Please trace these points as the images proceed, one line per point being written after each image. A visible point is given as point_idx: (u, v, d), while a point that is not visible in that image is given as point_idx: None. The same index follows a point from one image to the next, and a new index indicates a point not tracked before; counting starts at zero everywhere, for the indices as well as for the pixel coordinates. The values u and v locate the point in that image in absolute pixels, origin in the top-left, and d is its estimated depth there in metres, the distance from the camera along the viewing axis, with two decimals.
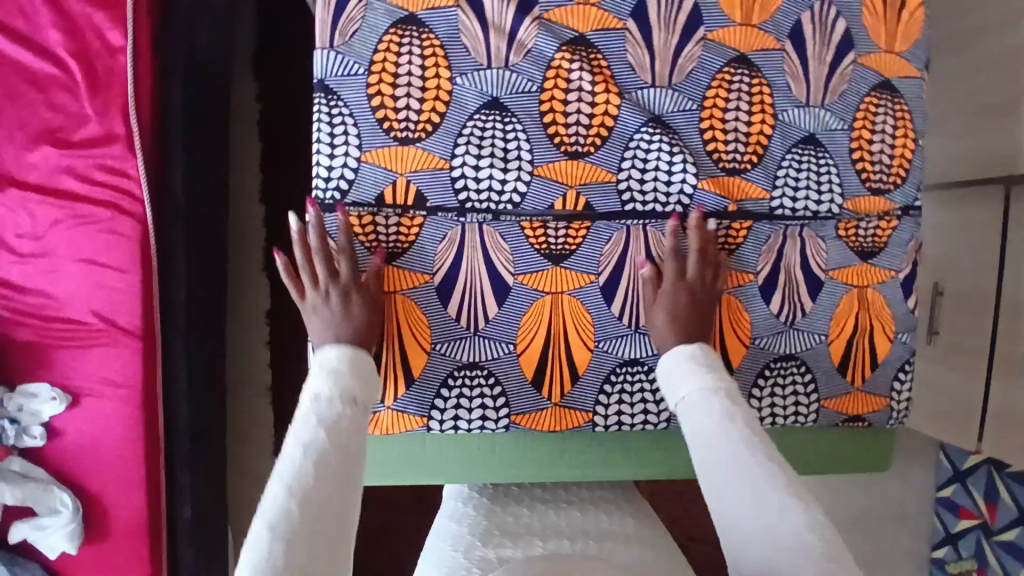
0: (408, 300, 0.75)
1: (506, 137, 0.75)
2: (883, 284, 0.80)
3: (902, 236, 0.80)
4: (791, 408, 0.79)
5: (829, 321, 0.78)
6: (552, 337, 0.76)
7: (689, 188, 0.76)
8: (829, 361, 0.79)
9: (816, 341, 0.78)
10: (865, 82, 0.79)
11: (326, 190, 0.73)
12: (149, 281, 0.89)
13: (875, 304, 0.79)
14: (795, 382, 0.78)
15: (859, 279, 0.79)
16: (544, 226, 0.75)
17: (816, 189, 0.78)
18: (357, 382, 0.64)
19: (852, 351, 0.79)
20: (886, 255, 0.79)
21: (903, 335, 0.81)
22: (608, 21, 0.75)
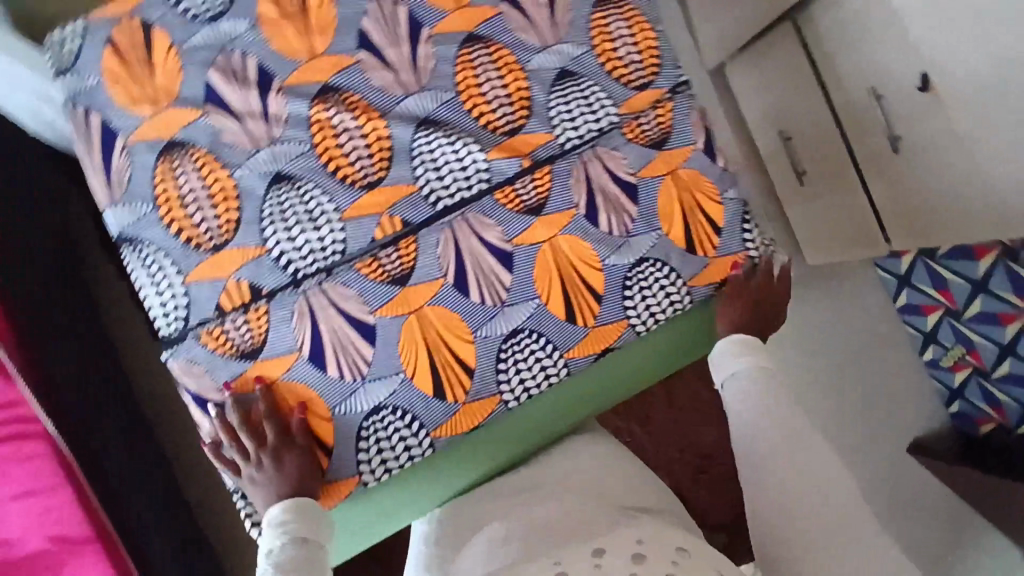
0: (288, 381, 0.79)
1: (303, 201, 0.79)
2: (690, 160, 0.88)
3: (680, 113, 0.88)
4: (664, 300, 0.87)
5: (658, 216, 0.87)
6: (434, 348, 0.80)
7: (482, 164, 0.82)
8: (677, 247, 0.88)
9: (656, 237, 0.87)
10: (586, 5, 0.86)
11: (170, 323, 0.79)
12: (81, 483, 0.94)
13: (692, 180, 0.88)
14: (656, 278, 0.87)
15: (666, 167, 0.88)
16: (377, 260, 0.79)
17: (589, 110, 0.85)
18: (306, 525, 0.72)
19: (691, 229, 0.88)
20: (676, 136, 0.88)
21: (728, 194, 0.90)
22: (342, 61, 0.80)
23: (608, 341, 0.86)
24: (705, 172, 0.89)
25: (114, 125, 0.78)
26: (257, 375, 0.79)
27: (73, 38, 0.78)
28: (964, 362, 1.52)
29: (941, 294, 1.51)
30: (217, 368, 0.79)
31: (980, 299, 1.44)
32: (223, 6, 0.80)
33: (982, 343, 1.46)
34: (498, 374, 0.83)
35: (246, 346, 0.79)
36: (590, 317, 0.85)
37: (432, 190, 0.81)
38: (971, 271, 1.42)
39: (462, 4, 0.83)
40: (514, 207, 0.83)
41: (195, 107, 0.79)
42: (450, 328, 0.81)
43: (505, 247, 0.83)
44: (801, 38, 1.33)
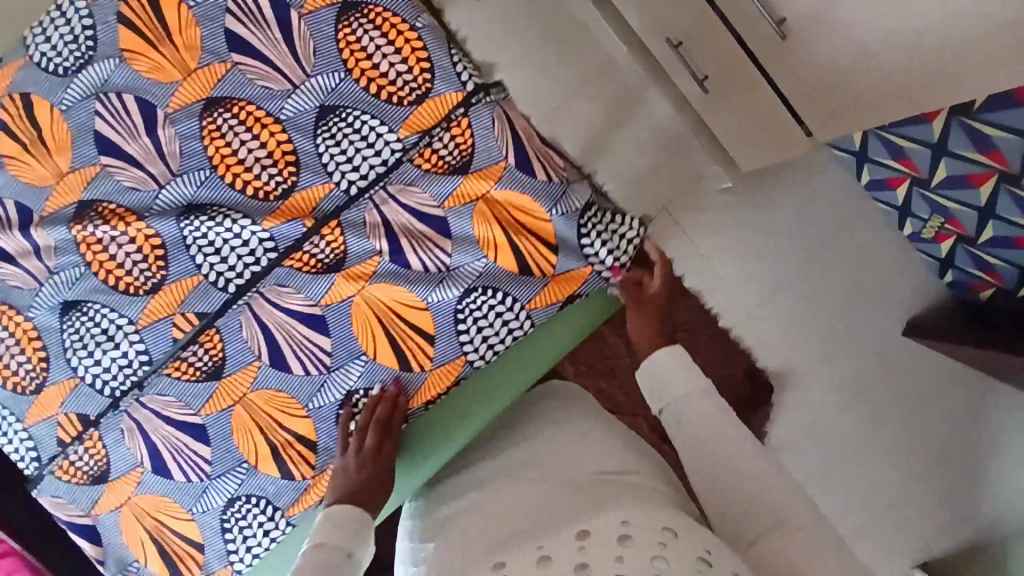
0: (144, 494, 0.80)
1: (96, 322, 0.78)
2: (504, 178, 0.79)
3: (479, 127, 0.79)
4: (502, 329, 0.81)
5: (477, 245, 0.79)
6: (268, 433, 0.78)
7: (261, 234, 0.76)
8: (508, 273, 0.80)
9: (481, 265, 0.80)
10: (326, 23, 0.76)
11: (26, 464, 0.81)
12: None
13: (510, 201, 0.80)
14: (490, 306, 0.80)
15: (477, 193, 0.79)
16: (185, 360, 0.78)
17: (364, 142, 0.78)
18: (343, 535, 0.62)
19: (520, 253, 0.80)
20: (479, 153, 0.79)
21: (557, 208, 0.80)
22: (88, 172, 0.77)
23: (449, 378, 0.81)
24: (520, 188, 0.80)
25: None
26: (114, 496, 0.80)
27: None
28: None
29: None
30: (79, 498, 0.81)
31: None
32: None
33: None
34: None
35: (94, 471, 0.80)
36: (426, 360, 0.80)
37: (218, 275, 0.77)
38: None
39: (192, 71, 0.76)
40: (311, 268, 0.77)
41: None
42: (281, 404, 0.78)
43: (313, 310, 0.78)
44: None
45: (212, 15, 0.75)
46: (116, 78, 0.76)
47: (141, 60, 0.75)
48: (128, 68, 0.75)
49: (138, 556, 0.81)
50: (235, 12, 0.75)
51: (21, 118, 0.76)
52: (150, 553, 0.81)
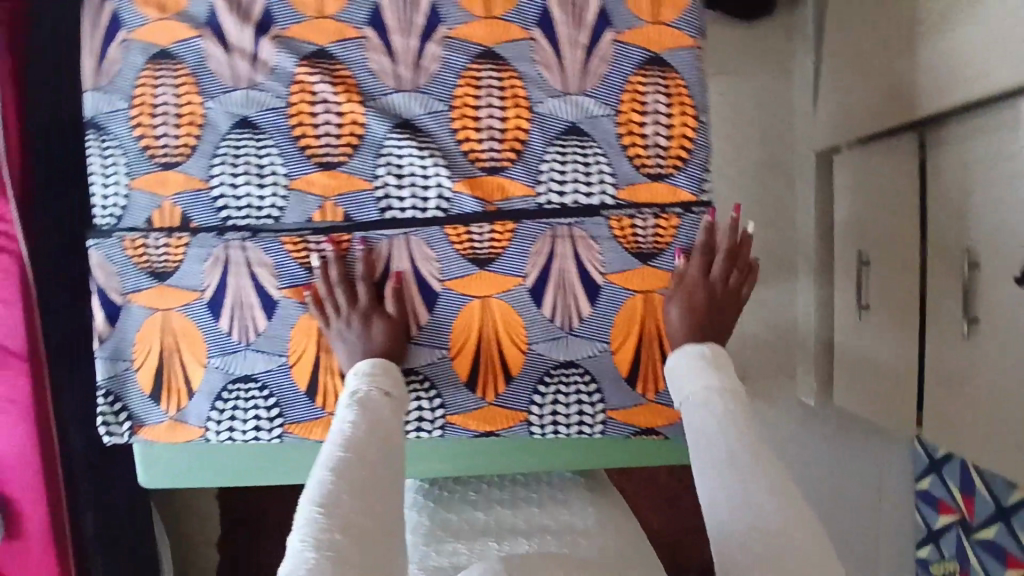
0: (182, 315, 0.78)
1: (259, 154, 0.76)
2: (671, 290, 0.76)
3: (685, 235, 0.76)
4: (574, 414, 0.79)
5: (610, 329, 0.78)
6: (322, 350, 0.78)
7: (446, 191, 0.75)
8: (616, 372, 0.79)
9: (598, 350, 0.78)
10: (629, 60, 0.75)
11: (106, 215, 0.79)
12: (31, 309, 0.93)
13: (661, 312, 0.77)
14: (576, 387, 0.79)
15: (641, 284, 0.76)
16: (304, 241, 0.76)
17: (585, 180, 0.75)
18: (382, 378, 0.70)
19: (638, 360, 0.78)
20: (668, 255, 0.76)
21: None
22: (346, 32, 0.75)
23: (495, 423, 0.80)
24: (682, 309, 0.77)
25: (124, 16, 0.77)
26: (155, 297, 0.79)
27: None
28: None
29: (964, 502, 1.27)
30: (127, 276, 0.79)
31: (997, 527, 1.18)
32: None
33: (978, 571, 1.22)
34: None
35: (159, 266, 0.78)
36: (491, 392, 0.79)
37: (385, 196, 0.76)
38: (1003, 494, 1.17)
39: (492, 14, 0.74)
40: (462, 250, 0.76)
41: (195, 26, 0.76)
42: (188, 342, 0.79)
43: (434, 284, 0.77)
44: (921, 158, 1.08)
45: None
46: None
47: None
48: None
49: (135, 358, 0.80)
50: None
51: None
52: (147, 365, 0.79)
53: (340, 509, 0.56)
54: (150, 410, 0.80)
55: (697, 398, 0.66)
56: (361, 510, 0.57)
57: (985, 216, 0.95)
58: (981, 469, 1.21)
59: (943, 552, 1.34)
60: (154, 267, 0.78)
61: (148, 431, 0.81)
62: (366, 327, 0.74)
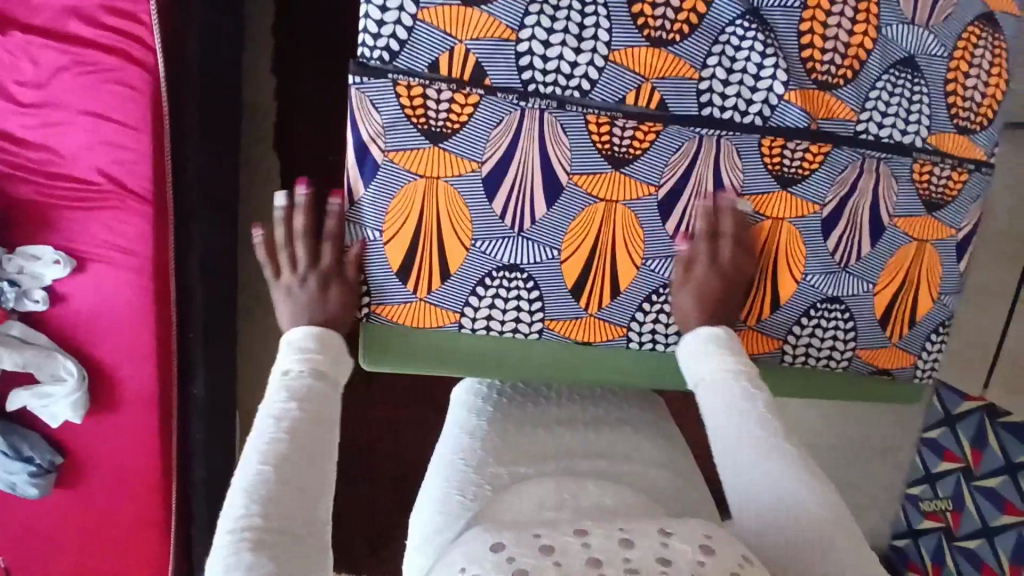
0: (450, 186, 0.69)
1: (583, 10, 0.67)
2: (941, 242, 0.78)
3: (968, 192, 0.77)
4: (825, 348, 0.79)
5: (881, 270, 0.78)
6: (598, 250, 0.73)
7: (774, 98, 0.70)
8: (873, 314, 0.79)
9: (864, 289, 0.78)
10: (970, 10, 0.73)
11: (374, 50, 0.66)
12: (161, 140, 0.86)
13: (928, 261, 0.79)
14: (835, 325, 0.79)
15: (920, 231, 0.77)
16: (611, 124, 0.69)
17: (905, 119, 0.73)
18: (325, 355, 0.66)
19: (895, 304, 0.79)
20: (951, 210, 0.77)
21: (946, 297, 0.81)
22: None
23: (754, 349, 0.78)
24: (943, 260, 0.79)
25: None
26: (427, 160, 0.68)
27: None
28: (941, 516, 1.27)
29: (972, 454, 1.17)
30: (394, 130, 0.66)
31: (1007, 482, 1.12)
32: None
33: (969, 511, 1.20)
34: (635, 311, 0.76)
35: (435, 127, 0.67)
36: (755, 317, 0.77)
37: (709, 90, 0.70)
38: (1015, 451, 1.09)
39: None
40: (770, 166, 0.72)
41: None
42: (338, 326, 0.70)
43: (731, 198, 0.73)
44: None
45: None
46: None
47: None
48: None
49: (383, 227, 0.69)
50: None
51: None
52: (399, 236, 0.70)
53: (273, 504, 0.53)
54: (390, 288, 0.72)
55: (715, 378, 0.67)
56: (289, 496, 0.54)
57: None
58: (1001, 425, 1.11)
59: (936, 491, 1.27)
60: (428, 126, 0.67)
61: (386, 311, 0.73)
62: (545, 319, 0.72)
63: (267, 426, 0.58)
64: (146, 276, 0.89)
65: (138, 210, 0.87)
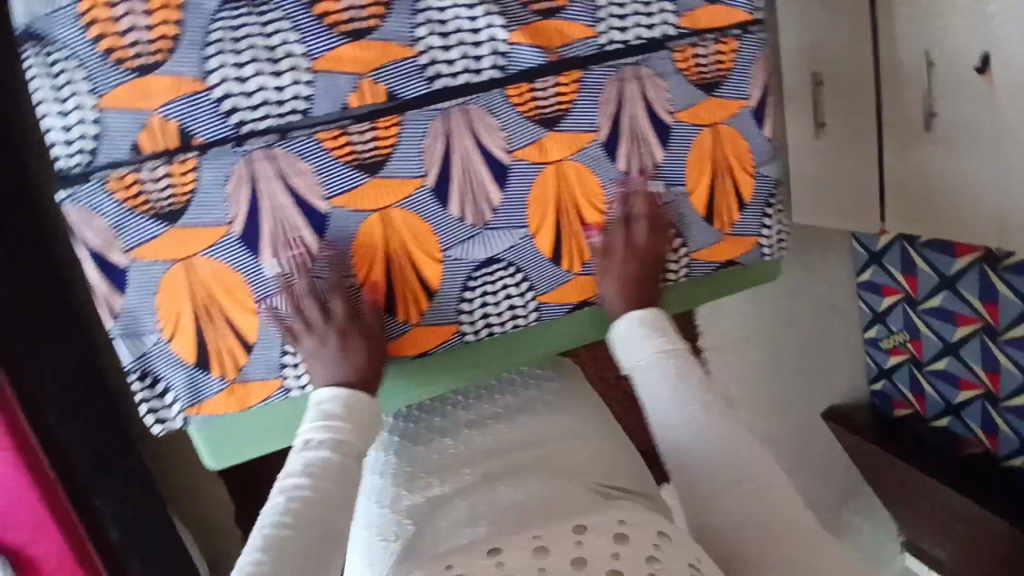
0: (209, 259, 0.66)
1: (265, 31, 0.62)
2: (736, 116, 0.75)
3: (743, 58, 0.74)
4: (659, 266, 0.78)
5: (684, 170, 0.75)
6: (393, 261, 0.70)
7: (502, 45, 0.66)
8: (695, 215, 0.77)
9: (674, 195, 0.76)
10: None
11: (73, 156, 0.62)
12: None
13: (730, 144, 0.76)
14: (660, 239, 0.77)
15: (709, 118, 0.74)
16: (345, 134, 0.64)
17: (645, 11, 0.69)
18: (353, 426, 0.66)
19: (714, 199, 0.77)
20: (731, 83, 0.74)
21: (763, 170, 0.78)
22: None
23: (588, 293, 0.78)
24: (744, 134, 0.76)
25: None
26: (173, 243, 0.65)
27: None
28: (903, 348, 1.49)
29: (908, 280, 1.42)
30: (126, 228, 0.64)
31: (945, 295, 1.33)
32: None
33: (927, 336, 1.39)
34: (460, 301, 0.74)
35: (166, 207, 0.64)
36: (578, 263, 0.76)
37: (432, 62, 0.65)
38: (945, 265, 1.31)
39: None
40: (528, 114, 0.68)
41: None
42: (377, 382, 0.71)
43: (504, 159, 0.69)
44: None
45: None
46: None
47: None
48: None
49: (162, 327, 0.68)
50: None
51: None
52: (181, 331, 0.68)
53: None
54: (200, 382, 0.70)
55: (651, 362, 0.71)
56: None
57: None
58: (922, 247, 1.35)
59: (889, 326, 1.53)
60: (155, 206, 0.63)
61: (200, 408, 0.71)
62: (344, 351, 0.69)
63: (278, 500, 0.60)
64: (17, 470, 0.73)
65: None
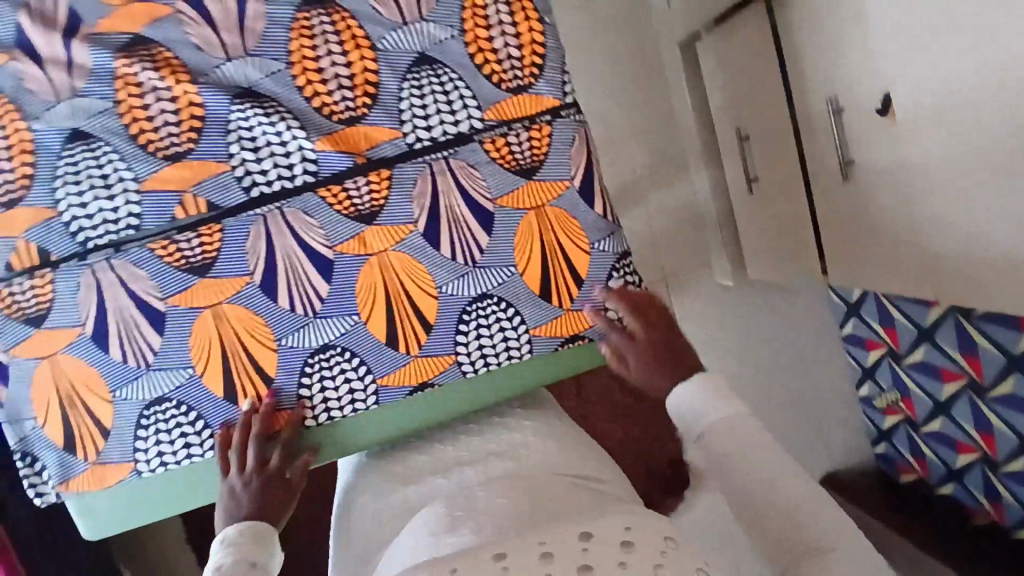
0: (73, 357, 0.73)
1: (100, 164, 0.70)
2: (561, 198, 0.77)
3: (559, 140, 0.76)
4: (501, 346, 0.78)
5: (512, 249, 0.76)
6: (228, 349, 0.74)
7: (310, 152, 0.72)
8: (530, 292, 0.78)
9: (506, 275, 0.77)
10: None
11: None
12: None
13: (557, 222, 0.77)
14: (497, 318, 0.77)
15: (531, 201, 0.76)
16: (174, 243, 0.71)
17: (448, 108, 0.73)
18: (247, 546, 0.66)
19: (548, 274, 0.78)
20: (549, 166, 0.76)
21: (600, 244, 0.78)
22: (157, 10, 0.69)
23: (426, 375, 0.78)
24: (573, 212, 0.77)
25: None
26: (42, 343, 0.73)
27: None
28: (897, 408, 1.39)
29: (889, 334, 1.32)
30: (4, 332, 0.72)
31: (925, 349, 1.23)
32: None
33: (917, 394, 1.29)
34: (298, 387, 0.76)
35: (31, 312, 0.72)
36: (414, 345, 0.77)
37: (247, 173, 0.72)
38: (920, 316, 1.21)
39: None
40: (344, 210, 0.73)
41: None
42: (272, 516, 0.71)
43: (326, 253, 0.74)
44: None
45: None
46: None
47: None
48: None
49: (37, 414, 0.74)
50: None
51: None
52: (52, 418, 0.74)
53: None
54: (69, 462, 0.76)
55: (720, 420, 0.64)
56: None
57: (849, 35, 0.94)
58: (894, 300, 1.26)
59: (884, 385, 1.42)
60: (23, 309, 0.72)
61: (72, 486, 0.77)
62: (256, 496, 0.72)
63: None
64: None
65: None
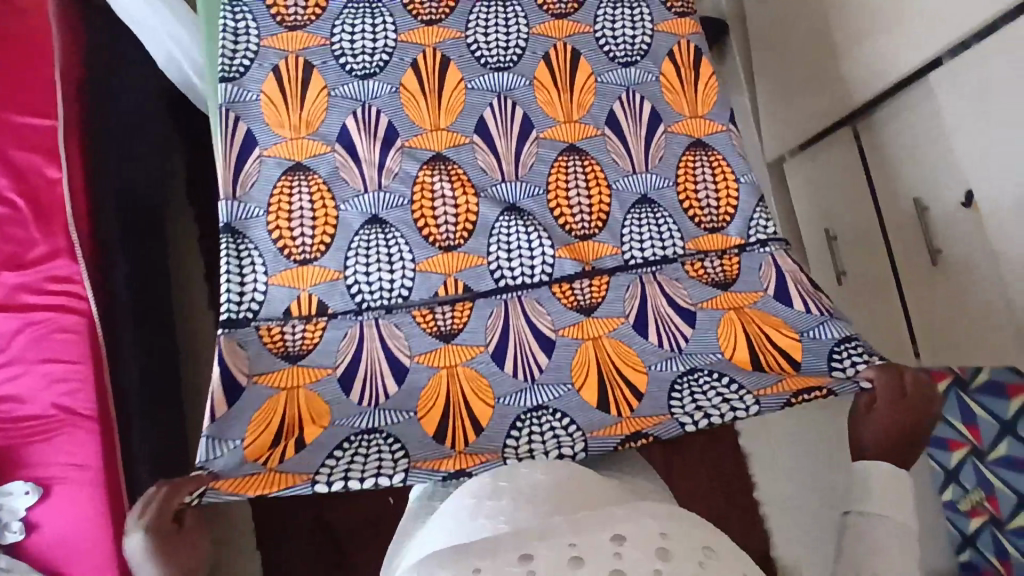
0: (312, 393, 0.81)
1: (388, 246, 0.88)
2: (758, 303, 0.90)
3: (749, 266, 0.93)
4: (721, 403, 0.80)
5: (718, 337, 0.87)
6: (452, 399, 0.82)
7: (550, 258, 0.90)
8: (745, 371, 0.84)
9: (715, 356, 0.86)
10: (679, 144, 0.97)
11: (239, 309, 0.85)
12: (101, 374, 0.98)
13: (755, 317, 0.89)
14: (711, 387, 0.82)
15: (728, 304, 0.89)
16: (432, 313, 0.87)
17: (659, 239, 0.92)
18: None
19: (757, 355, 0.86)
20: (739, 283, 0.91)
21: (810, 330, 0.87)
22: (458, 139, 0.92)
23: (640, 426, 0.79)
24: (772, 312, 0.89)
25: (256, 135, 0.89)
26: (290, 377, 0.82)
27: (244, 55, 0.90)
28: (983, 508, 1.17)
29: (970, 431, 1.19)
30: (258, 357, 0.82)
31: (1011, 443, 1.13)
32: (376, 69, 0.92)
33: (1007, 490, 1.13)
34: (508, 431, 0.80)
35: (293, 349, 0.84)
36: (625, 410, 0.81)
37: (499, 268, 0.90)
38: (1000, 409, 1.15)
39: (571, 119, 0.96)
40: (568, 302, 0.89)
41: (326, 142, 0.90)
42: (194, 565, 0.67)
43: (549, 334, 0.87)
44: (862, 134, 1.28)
45: (606, 96, 0.97)
46: (518, 92, 0.95)
47: (543, 92, 0.96)
48: (531, 91, 0.95)
49: (245, 436, 0.77)
50: (624, 103, 0.97)
51: (433, 71, 0.93)
52: (258, 435, 0.77)
53: None
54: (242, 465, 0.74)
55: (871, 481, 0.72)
56: None
57: (929, 153, 1.13)
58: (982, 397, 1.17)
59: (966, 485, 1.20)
60: (289, 342, 0.84)
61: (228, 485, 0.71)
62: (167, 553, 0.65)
63: None
64: (97, 487, 0.91)
65: (88, 428, 0.94)
